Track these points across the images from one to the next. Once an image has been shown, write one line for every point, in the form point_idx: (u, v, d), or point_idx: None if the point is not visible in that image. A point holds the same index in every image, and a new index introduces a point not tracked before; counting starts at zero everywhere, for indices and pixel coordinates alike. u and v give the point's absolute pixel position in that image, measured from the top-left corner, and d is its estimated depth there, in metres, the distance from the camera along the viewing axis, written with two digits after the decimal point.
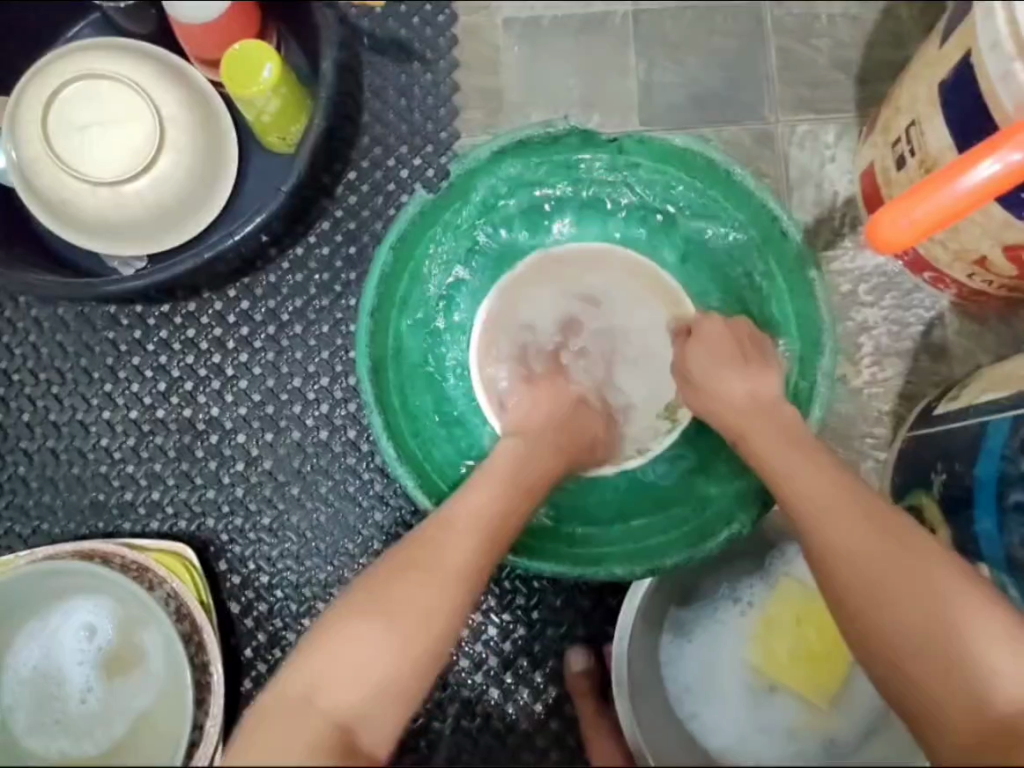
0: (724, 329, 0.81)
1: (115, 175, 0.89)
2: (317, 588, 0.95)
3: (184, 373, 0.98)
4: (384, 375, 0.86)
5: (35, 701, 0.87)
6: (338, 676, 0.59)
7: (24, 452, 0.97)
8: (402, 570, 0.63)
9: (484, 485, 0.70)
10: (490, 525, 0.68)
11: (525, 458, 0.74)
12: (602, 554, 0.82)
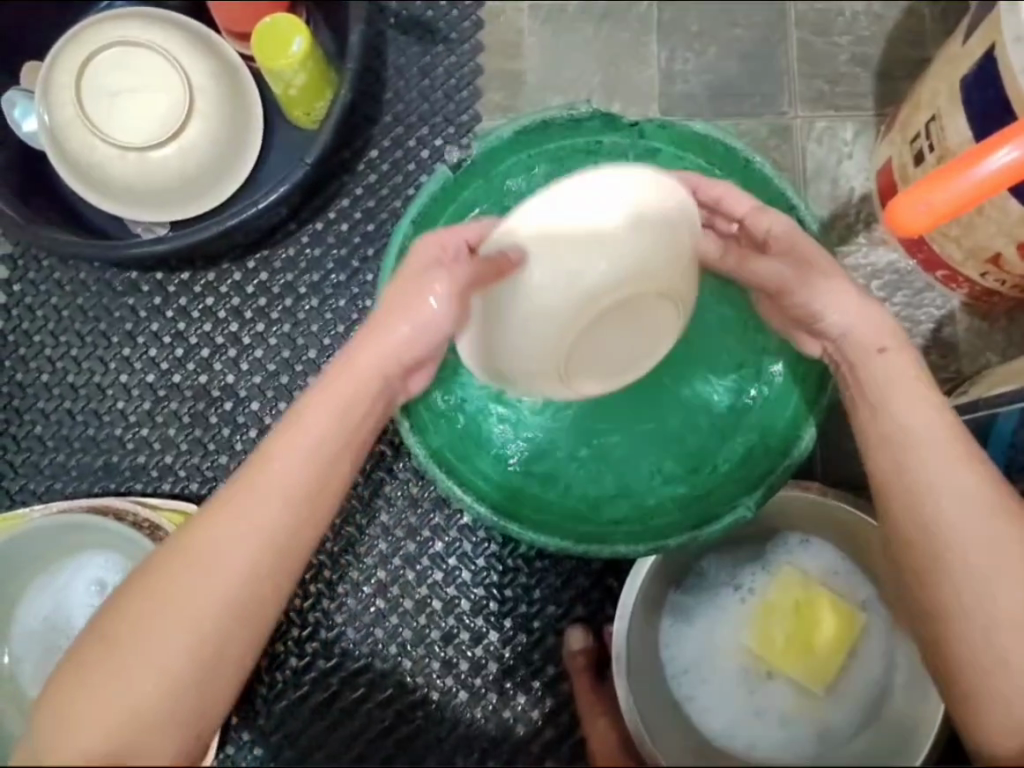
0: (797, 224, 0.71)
1: (142, 142, 0.91)
2: (324, 557, 0.96)
3: (202, 340, 1.00)
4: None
5: (42, 652, 0.89)
6: (97, 708, 0.54)
7: (41, 411, 0.99)
8: (159, 582, 0.59)
9: (281, 478, 0.62)
10: (276, 537, 0.61)
11: (335, 436, 0.64)
12: (608, 528, 0.81)
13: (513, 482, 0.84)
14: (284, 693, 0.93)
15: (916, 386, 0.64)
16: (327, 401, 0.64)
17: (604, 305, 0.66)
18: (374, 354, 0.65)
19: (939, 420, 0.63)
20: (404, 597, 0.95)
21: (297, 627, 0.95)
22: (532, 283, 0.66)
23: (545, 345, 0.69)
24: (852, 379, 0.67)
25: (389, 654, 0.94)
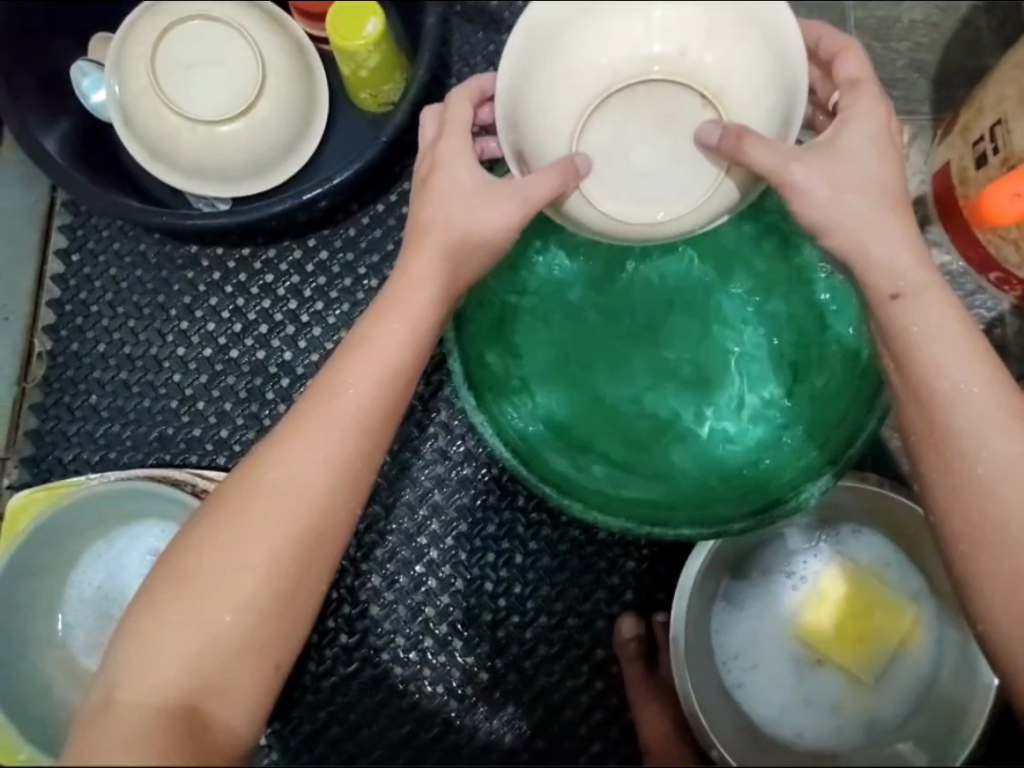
0: (880, 120, 0.67)
1: (214, 116, 0.92)
2: (377, 534, 0.97)
3: (261, 317, 1.00)
4: (483, 317, 0.88)
5: (96, 619, 0.90)
6: (169, 642, 0.56)
7: (97, 381, 1.00)
8: (221, 520, 0.61)
9: (343, 409, 0.64)
10: (343, 468, 0.63)
11: (394, 367, 0.66)
12: (664, 509, 0.83)
13: (571, 461, 0.86)
14: (335, 669, 0.95)
15: (952, 329, 0.64)
16: (386, 333, 0.66)
17: (654, 69, 0.64)
18: (421, 269, 0.68)
19: (975, 372, 0.64)
20: (456, 576, 0.96)
21: (349, 604, 0.96)
22: (586, 25, 0.64)
23: (581, 68, 0.65)
24: (883, 331, 0.66)
25: (441, 633, 0.95)
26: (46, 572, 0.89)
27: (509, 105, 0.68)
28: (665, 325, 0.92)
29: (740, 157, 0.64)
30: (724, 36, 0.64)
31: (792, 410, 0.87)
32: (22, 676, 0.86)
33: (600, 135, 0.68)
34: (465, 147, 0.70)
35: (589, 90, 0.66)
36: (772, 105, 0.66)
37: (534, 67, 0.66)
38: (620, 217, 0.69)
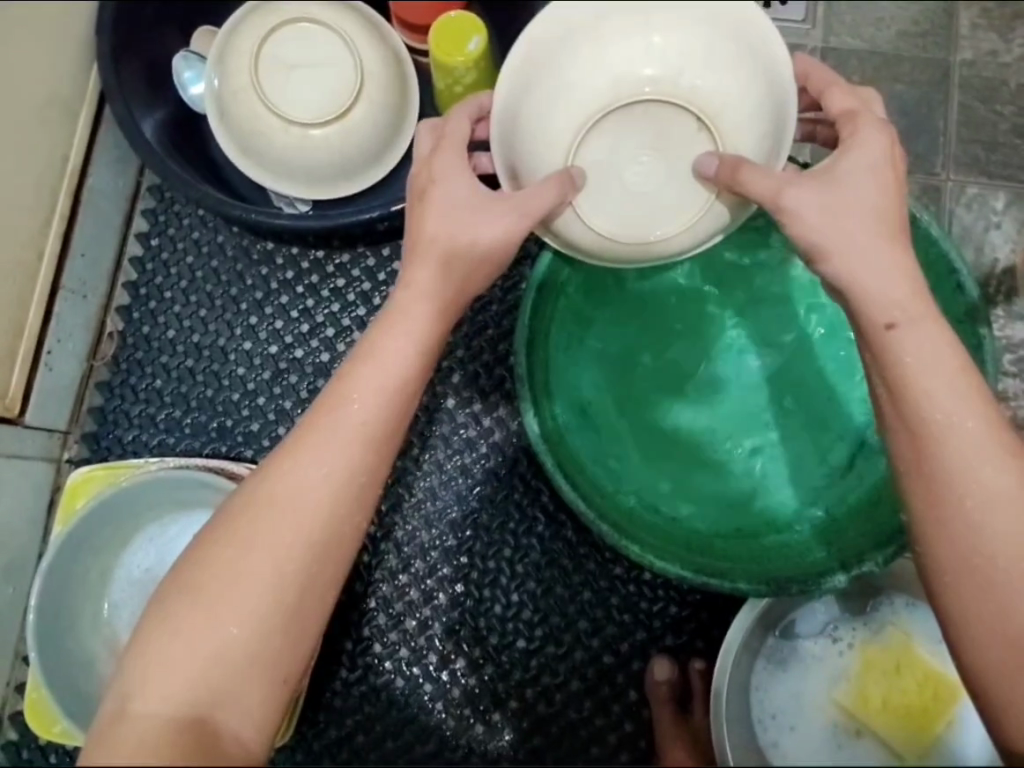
0: (884, 147, 0.61)
1: (307, 119, 0.93)
2: (418, 549, 0.97)
3: (328, 319, 1.01)
4: (551, 346, 0.88)
5: (143, 601, 0.92)
6: (176, 654, 0.55)
7: (163, 366, 1.01)
8: (230, 535, 0.59)
9: (350, 420, 0.62)
10: (347, 482, 0.62)
11: (400, 382, 0.64)
12: (727, 566, 0.81)
13: (623, 501, 0.85)
14: (362, 681, 0.95)
15: (931, 352, 0.59)
16: (391, 347, 0.64)
17: (645, 90, 0.64)
18: (428, 277, 0.64)
19: (969, 406, 0.58)
20: (492, 599, 0.95)
21: (384, 616, 0.96)
22: (581, 45, 0.63)
23: (577, 86, 0.64)
24: (879, 362, 0.61)
25: (473, 656, 0.94)
26: (98, 552, 0.91)
27: (504, 124, 0.67)
28: (727, 370, 0.91)
29: (737, 184, 0.63)
30: (709, 57, 0.63)
31: (854, 476, 0.86)
32: (65, 651, 0.87)
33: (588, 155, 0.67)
34: (463, 158, 0.66)
35: (583, 110, 0.65)
36: (764, 131, 0.65)
37: (528, 86, 0.65)
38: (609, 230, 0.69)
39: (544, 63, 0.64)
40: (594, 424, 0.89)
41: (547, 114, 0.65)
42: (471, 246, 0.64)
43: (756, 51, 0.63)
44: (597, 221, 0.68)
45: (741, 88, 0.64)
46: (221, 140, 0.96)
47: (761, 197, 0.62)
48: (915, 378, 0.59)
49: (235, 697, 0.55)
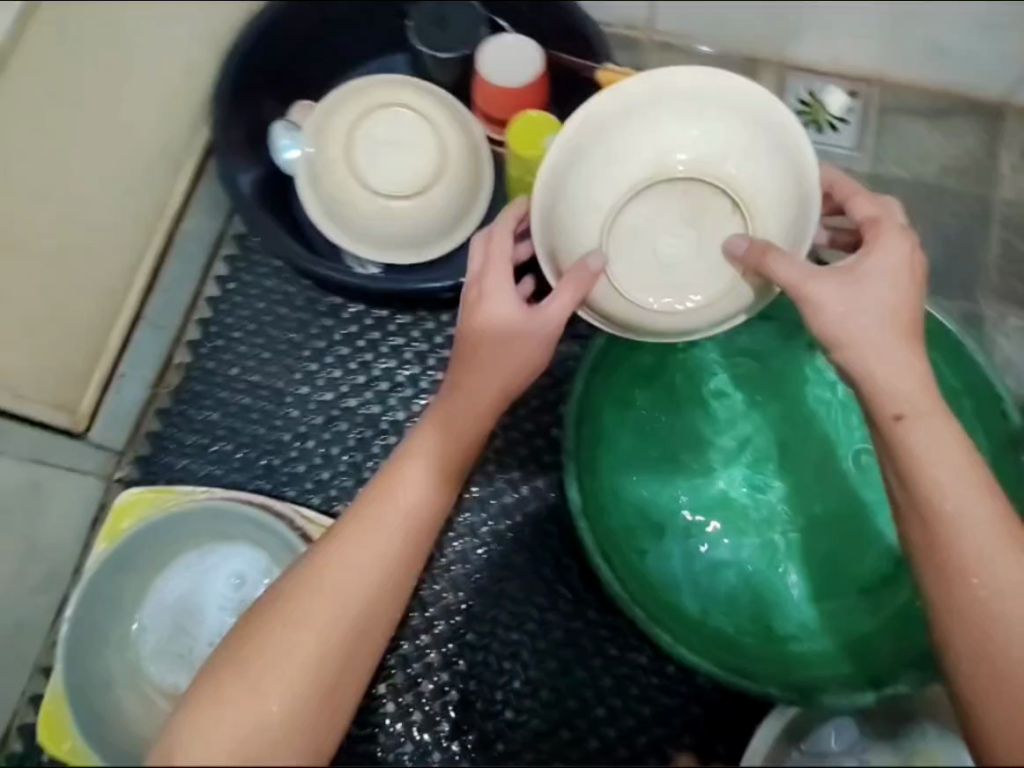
0: (904, 254, 0.66)
1: (390, 192, 1.01)
2: (443, 610, 0.98)
3: (384, 375, 1.06)
4: (599, 428, 0.94)
5: (171, 626, 0.95)
6: (222, 726, 0.56)
7: (221, 401, 1.06)
8: (281, 612, 0.63)
9: (396, 509, 0.70)
10: (391, 564, 0.68)
11: (437, 479, 0.72)
12: (745, 662, 0.86)
13: (660, 592, 0.89)
14: (371, 741, 0.94)
15: (915, 440, 0.63)
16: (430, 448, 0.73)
17: (682, 170, 0.76)
18: (466, 382, 0.73)
19: (978, 495, 0.62)
20: (511, 672, 0.95)
21: (401, 675, 0.96)
22: (633, 125, 0.75)
23: (628, 161, 0.76)
24: (886, 451, 0.65)
25: (486, 729, 0.94)
26: (137, 573, 0.94)
27: (549, 190, 0.76)
28: (772, 465, 0.94)
29: (763, 269, 0.69)
30: (740, 146, 0.75)
31: (848, 558, 0.90)
32: (89, 666, 0.90)
33: (623, 231, 0.77)
34: (509, 275, 0.73)
35: (633, 180, 0.76)
36: (789, 219, 0.74)
37: (573, 164, 0.76)
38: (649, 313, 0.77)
39: (592, 137, 0.76)
40: (633, 505, 0.92)
41: (586, 179, 0.76)
42: (508, 351, 0.72)
43: (788, 149, 0.73)
44: (623, 285, 0.76)
45: (755, 177, 0.75)
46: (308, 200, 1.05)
47: (786, 282, 0.67)
48: (924, 470, 0.63)
49: None
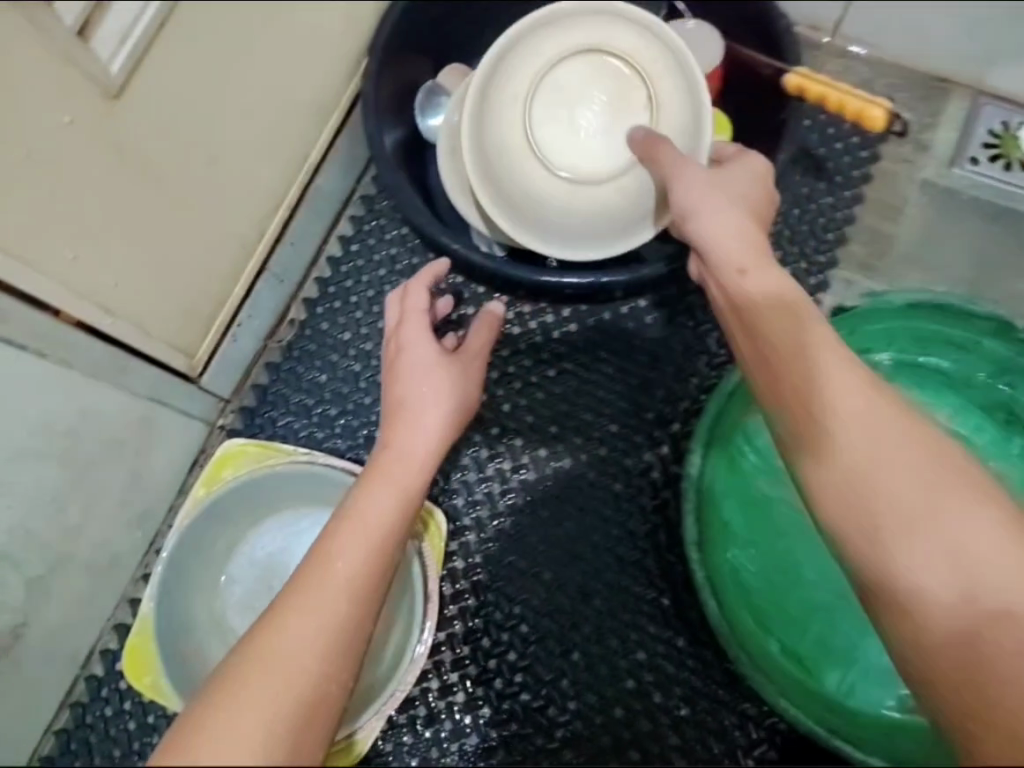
0: (755, 174, 0.76)
1: None
2: (527, 609, 1.00)
3: (496, 362, 1.05)
4: (724, 463, 0.90)
5: (259, 582, 0.95)
6: None
7: (332, 363, 1.05)
8: (219, 700, 0.51)
9: (335, 576, 0.61)
10: (338, 632, 0.57)
11: (380, 538, 0.65)
12: (824, 711, 0.82)
13: (758, 632, 0.86)
14: (437, 725, 0.97)
15: (851, 391, 0.60)
16: (373, 508, 0.68)
17: (608, 61, 0.89)
18: (398, 439, 0.76)
19: (887, 417, 0.59)
20: (587, 684, 0.98)
21: (476, 666, 0.98)
22: (574, 28, 0.90)
23: (554, 41, 0.90)
24: (735, 308, 0.69)
25: (554, 734, 0.96)
26: (230, 525, 0.94)
27: (500, 63, 0.91)
28: None
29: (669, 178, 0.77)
30: (665, 65, 0.89)
31: None
32: (176, 613, 0.91)
33: (559, 120, 0.89)
34: (424, 328, 0.83)
35: (548, 55, 0.89)
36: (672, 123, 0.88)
37: (511, 54, 0.92)
38: (592, 203, 0.89)
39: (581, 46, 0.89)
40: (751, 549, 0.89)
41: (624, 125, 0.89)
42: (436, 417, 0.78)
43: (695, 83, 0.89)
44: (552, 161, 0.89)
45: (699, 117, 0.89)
46: (455, 168, 1.00)
47: (710, 231, 0.70)
48: (838, 397, 0.60)
49: None
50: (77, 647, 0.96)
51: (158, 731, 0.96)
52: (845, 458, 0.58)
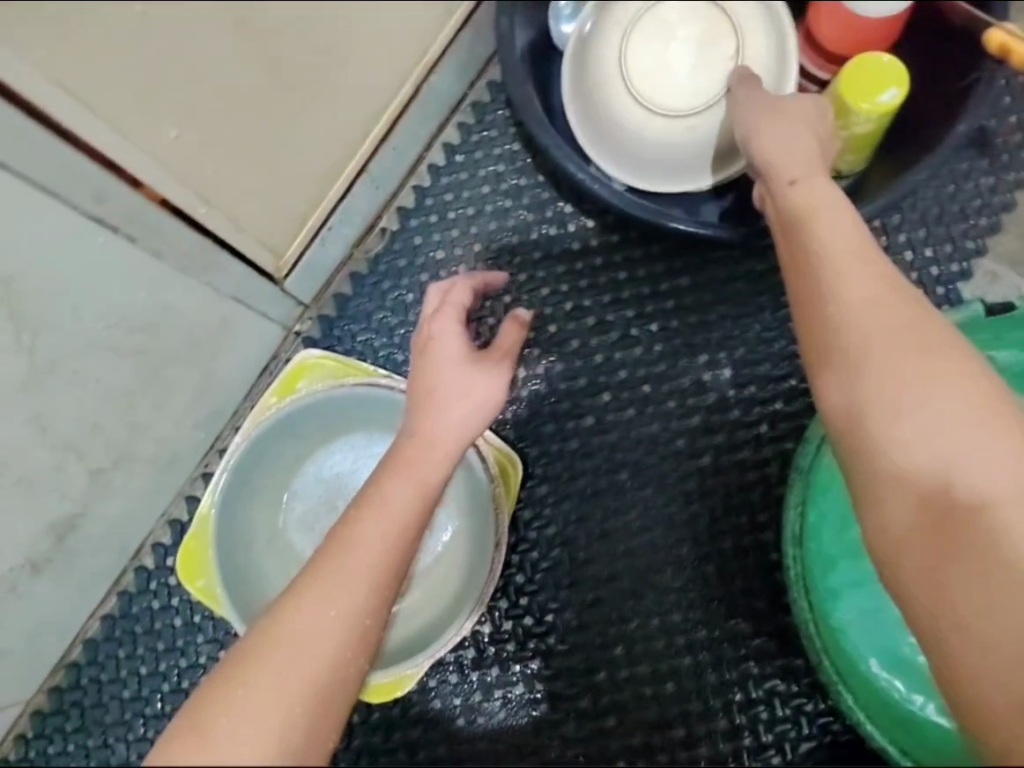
0: (817, 109, 0.75)
1: (654, 109, 0.90)
2: (589, 571, 0.95)
3: (594, 308, 0.97)
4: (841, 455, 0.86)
5: (324, 502, 0.91)
6: None
7: (419, 284, 0.98)
8: (228, 686, 0.47)
9: (352, 563, 0.57)
10: (357, 624, 0.53)
11: (404, 524, 0.61)
12: (891, 720, 0.82)
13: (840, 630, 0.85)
14: (483, 670, 0.95)
15: (869, 278, 0.60)
16: (395, 490, 0.64)
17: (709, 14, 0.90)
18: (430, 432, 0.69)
19: (888, 308, 0.59)
20: (642, 656, 0.93)
21: (530, 619, 0.95)
22: None
23: None
24: (777, 210, 0.68)
25: (600, 701, 0.93)
26: (302, 439, 0.90)
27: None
28: None
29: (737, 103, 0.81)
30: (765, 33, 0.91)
31: None
32: (237, 521, 0.88)
33: (652, 53, 0.90)
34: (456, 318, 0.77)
35: None
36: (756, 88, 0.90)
37: None
38: (664, 137, 0.90)
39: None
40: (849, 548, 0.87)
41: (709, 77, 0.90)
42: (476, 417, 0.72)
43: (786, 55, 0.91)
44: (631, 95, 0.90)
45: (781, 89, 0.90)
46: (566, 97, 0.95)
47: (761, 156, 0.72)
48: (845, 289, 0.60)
49: None
50: (133, 538, 0.95)
51: (202, 633, 0.95)
52: (863, 354, 0.58)
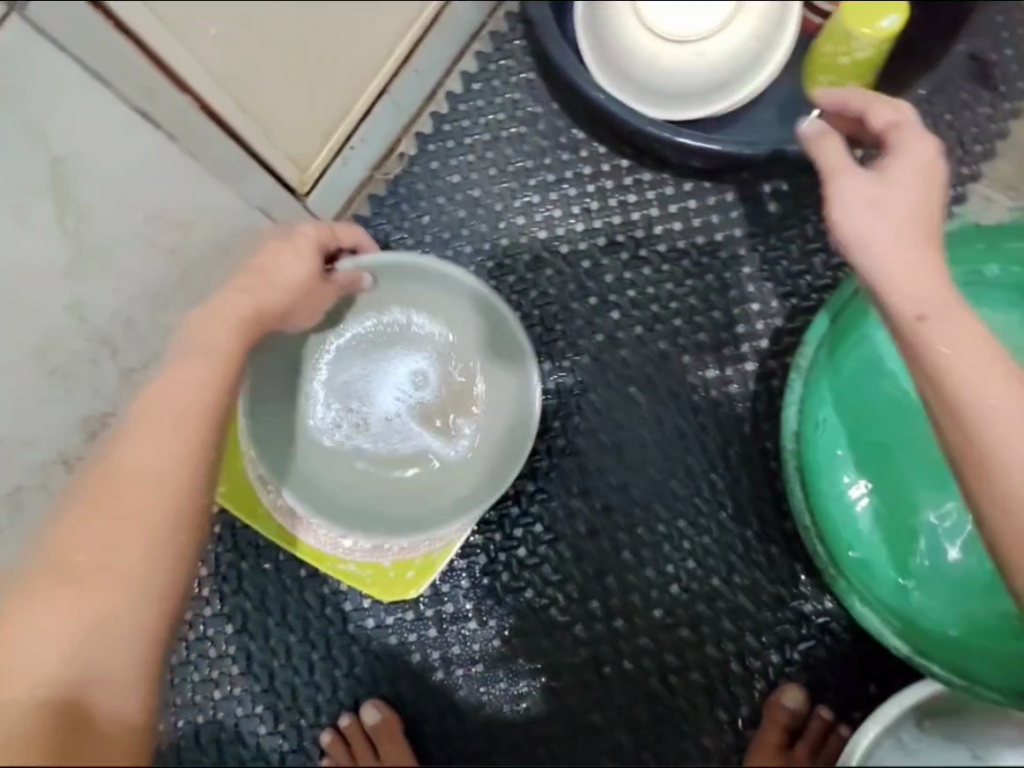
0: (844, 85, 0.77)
1: (663, 38, 0.94)
2: (598, 480, 0.98)
3: (605, 230, 1.01)
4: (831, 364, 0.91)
5: (357, 395, 0.94)
6: (41, 641, 0.55)
7: (437, 206, 1.03)
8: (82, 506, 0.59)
9: (178, 388, 0.65)
10: (187, 433, 0.63)
11: (222, 353, 0.68)
12: (886, 613, 0.86)
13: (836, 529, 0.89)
14: (494, 574, 0.98)
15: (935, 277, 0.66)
16: (216, 325, 0.70)
17: None
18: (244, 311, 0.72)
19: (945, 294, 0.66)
20: (649, 561, 0.97)
21: (540, 526, 0.98)
22: None
23: None
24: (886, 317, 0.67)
25: (607, 603, 0.97)
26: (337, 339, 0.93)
27: None
28: None
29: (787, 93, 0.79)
30: None
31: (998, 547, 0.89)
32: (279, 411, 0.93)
33: None
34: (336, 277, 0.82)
35: None
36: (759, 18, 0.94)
37: None
38: (673, 65, 0.94)
39: None
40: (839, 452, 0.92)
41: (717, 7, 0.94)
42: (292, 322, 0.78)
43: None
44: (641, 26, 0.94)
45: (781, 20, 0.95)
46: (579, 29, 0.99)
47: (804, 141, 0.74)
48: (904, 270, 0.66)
49: (112, 674, 0.53)
50: None
51: (222, 541, 1.01)
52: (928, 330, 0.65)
